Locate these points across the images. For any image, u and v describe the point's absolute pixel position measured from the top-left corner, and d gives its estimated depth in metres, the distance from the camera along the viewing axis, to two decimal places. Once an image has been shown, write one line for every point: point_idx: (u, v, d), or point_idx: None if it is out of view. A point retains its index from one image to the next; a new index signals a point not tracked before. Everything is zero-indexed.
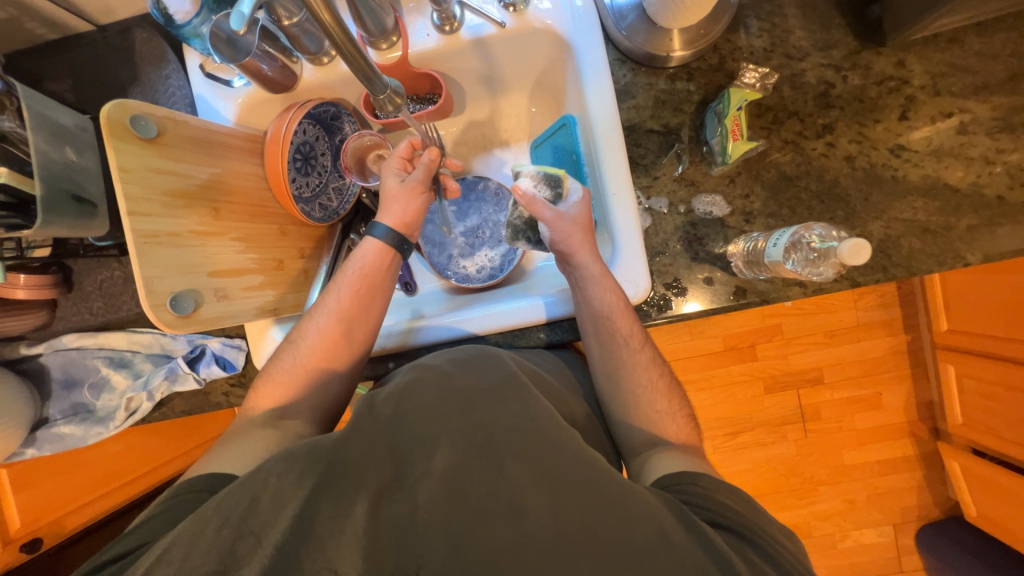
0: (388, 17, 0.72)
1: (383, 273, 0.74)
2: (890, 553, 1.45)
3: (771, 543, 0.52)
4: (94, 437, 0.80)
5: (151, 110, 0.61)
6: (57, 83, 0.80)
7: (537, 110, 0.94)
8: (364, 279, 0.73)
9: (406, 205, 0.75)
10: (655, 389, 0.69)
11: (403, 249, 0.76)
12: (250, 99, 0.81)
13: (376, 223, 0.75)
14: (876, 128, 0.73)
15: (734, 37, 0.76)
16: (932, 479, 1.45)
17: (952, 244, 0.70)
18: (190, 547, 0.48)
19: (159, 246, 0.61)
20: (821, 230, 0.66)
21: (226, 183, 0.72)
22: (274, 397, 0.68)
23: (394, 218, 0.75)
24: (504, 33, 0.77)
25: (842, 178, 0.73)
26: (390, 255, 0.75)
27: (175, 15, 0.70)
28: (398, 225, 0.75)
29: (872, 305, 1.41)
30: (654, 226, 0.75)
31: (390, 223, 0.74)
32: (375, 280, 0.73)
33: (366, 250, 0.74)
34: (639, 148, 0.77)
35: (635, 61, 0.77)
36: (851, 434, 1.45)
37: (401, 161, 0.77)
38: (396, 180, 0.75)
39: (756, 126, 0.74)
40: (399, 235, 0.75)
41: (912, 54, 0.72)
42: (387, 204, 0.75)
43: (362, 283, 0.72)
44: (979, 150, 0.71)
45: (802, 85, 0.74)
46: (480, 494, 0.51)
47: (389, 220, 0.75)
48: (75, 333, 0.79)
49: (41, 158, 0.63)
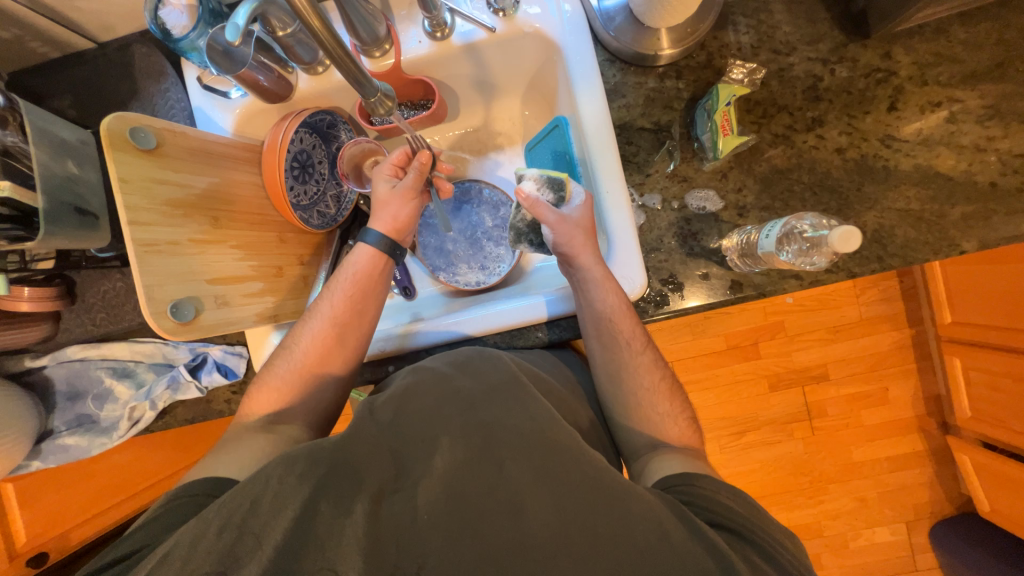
0: (380, 26, 0.73)
1: (375, 279, 0.75)
2: (903, 551, 1.42)
3: (772, 544, 0.52)
4: (98, 447, 0.82)
5: (150, 121, 0.62)
6: (59, 100, 0.82)
7: (530, 113, 0.95)
8: (356, 284, 0.73)
9: (397, 211, 0.76)
10: (657, 392, 0.69)
11: (394, 254, 0.77)
12: (247, 110, 0.82)
13: (368, 230, 0.75)
14: (866, 119, 0.74)
15: (722, 35, 0.77)
16: (942, 475, 1.43)
17: (946, 233, 0.70)
18: (191, 551, 0.48)
19: (159, 255, 0.62)
20: (813, 219, 0.67)
21: (226, 192, 0.73)
22: (271, 401, 0.68)
23: (385, 225, 0.76)
24: (495, 37, 0.78)
25: (834, 170, 0.74)
26: (382, 260, 0.76)
27: (172, 29, 0.72)
28: (390, 231, 0.76)
29: (875, 299, 1.41)
30: (648, 223, 0.76)
31: (382, 230, 0.75)
32: (367, 285, 0.74)
33: (357, 256, 0.75)
34: (631, 145, 0.78)
35: (624, 61, 0.78)
36: (859, 431, 1.43)
37: (392, 167, 0.78)
38: (386, 186, 0.76)
39: (747, 121, 0.75)
40: (390, 240, 0.75)
41: (899, 46, 0.73)
42: (379, 211, 0.76)
43: (355, 289, 0.73)
44: (970, 138, 0.71)
45: (791, 79, 0.75)
46: (480, 494, 0.51)
47: (381, 227, 0.76)
48: (79, 345, 0.80)
49: (44, 171, 0.65)
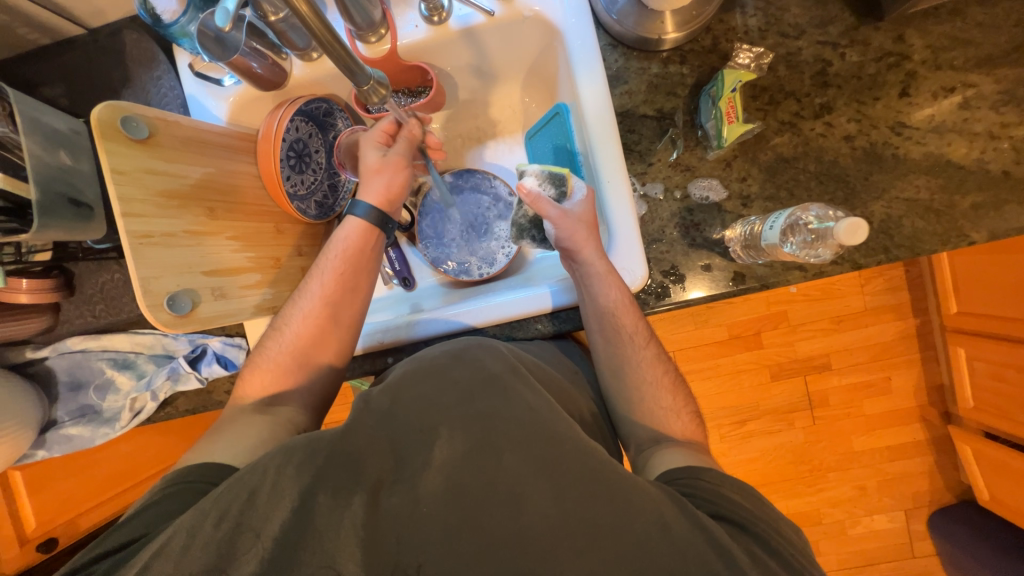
0: (376, 9, 0.71)
1: (365, 252, 0.74)
2: (902, 538, 1.43)
3: (776, 537, 0.51)
4: (101, 437, 0.83)
5: (142, 110, 0.61)
6: (51, 88, 0.81)
7: (530, 100, 0.93)
8: (345, 256, 0.73)
9: (389, 180, 0.75)
10: (660, 385, 0.69)
11: (385, 229, 0.77)
12: (241, 98, 0.81)
13: (356, 203, 0.75)
14: (876, 106, 0.71)
15: (728, 17, 0.74)
16: (943, 463, 1.43)
17: (956, 223, 0.69)
18: (190, 543, 0.48)
19: (153, 246, 0.61)
20: (818, 210, 0.65)
21: (221, 183, 0.72)
22: (267, 386, 0.68)
23: (378, 195, 0.75)
24: (493, 22, 0.76)
25: (842, 159, 0.72)
26: (373, 235, 0.75)
27: (162, 14, 0.70)
28: (380, 203, 0.75)
29: (881, 288, 1.39)
30: (650, 214, 0.75)
31: (371, 202, 0.75)
32: (359, 260, 0.73)
33: (347, 231, 0.74)
34: (633, 134, 0.76)
35: (627, 45, 0.76)
36: (861, 420, 1.43)
37: (382, 136, 0.76)
38: (377, 155, 0.75)
39: (752, 108, 0.73)
40: (380, 214, 0.75)
41: (912, 29, 0.71)
42: (370, 180, 0.75)
43: (344, 264, 0.72)
44: (983, 125, 0.69)
45: (799, 64, 0.73)
46: (479, 485, 0.51)
47: (372, 198, 0.75)
48: (79, 337, 0.81)
49: (35, 162, 0.63)
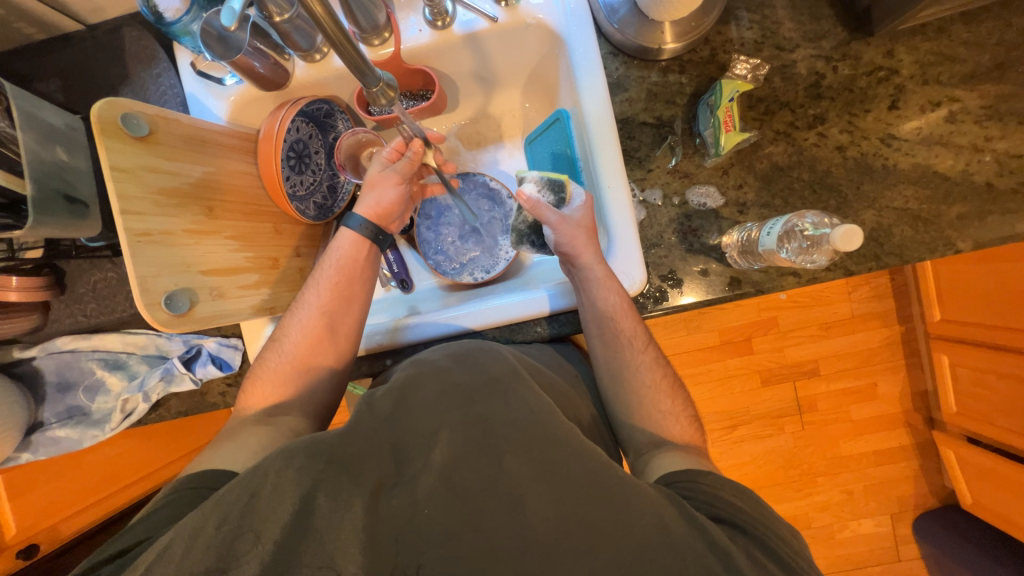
0: (379, 13, 0.73)
1: (361, 262, 0.75)
2: (888, 542, 1.46)
3: (774, 539, 0.52)
4: (89, 439, 0.80)
5: (142, 108, 0.60)
6: (46, 83, 0.80)
7: (531, 105, 0.94)
8: (341, 267, 0.73)
9: (381, 195, 0.75)
10: (658, 389, 0.70)
11: (377, 241, 0.77)
12: (243, 97, 0.80)
13: (350, 215, 0.75)
14: (867, 118, 0.74)
15: (725, 30, 0.76)
16: (927, 468, 1.46)
17: (942, 232, 0.71)
18: (190, 545, 0.47)
19: (152, 244, 0.61)
20: (813, 218, 0.67)
21: (220, 182, 0.72)
22: (268, 392, 0.68)
23: (369, 208, 0.75)
24: (496, 28, 0.77)
25: (833, 168, 0.74)
26: (366, 246, 0.75)
27: (165, 12, 0.70)
28: (372, 216, 0.75)
29: (867, 296, 1.42)
30: (649, 219, 0.76)
31: (363, 214, 0.75)
32: (354, 269, 0.74)
33: (341, 242, 0.75)
34: (632, 141, 0.78)
35: (627, 54, 0.78)
36: (848, 425, 1.46)
37: (392, 153, 0.76)
38: (377, 169, 0.76)
39: (749, 118, 0.75)
40: (373, 227, 0.75)
41: (900, 44, 0.73)
42: (365, 194, 0.76)
43: (340, 274, 0.73)
44: (968, 138, 0.71)
45: (793, 76, 0.75)
46: (480, 489, 0.51)
47: (364, 211, 0.75)
48: (69, 336, 0.79)
49: (32, 157, 0.63)
